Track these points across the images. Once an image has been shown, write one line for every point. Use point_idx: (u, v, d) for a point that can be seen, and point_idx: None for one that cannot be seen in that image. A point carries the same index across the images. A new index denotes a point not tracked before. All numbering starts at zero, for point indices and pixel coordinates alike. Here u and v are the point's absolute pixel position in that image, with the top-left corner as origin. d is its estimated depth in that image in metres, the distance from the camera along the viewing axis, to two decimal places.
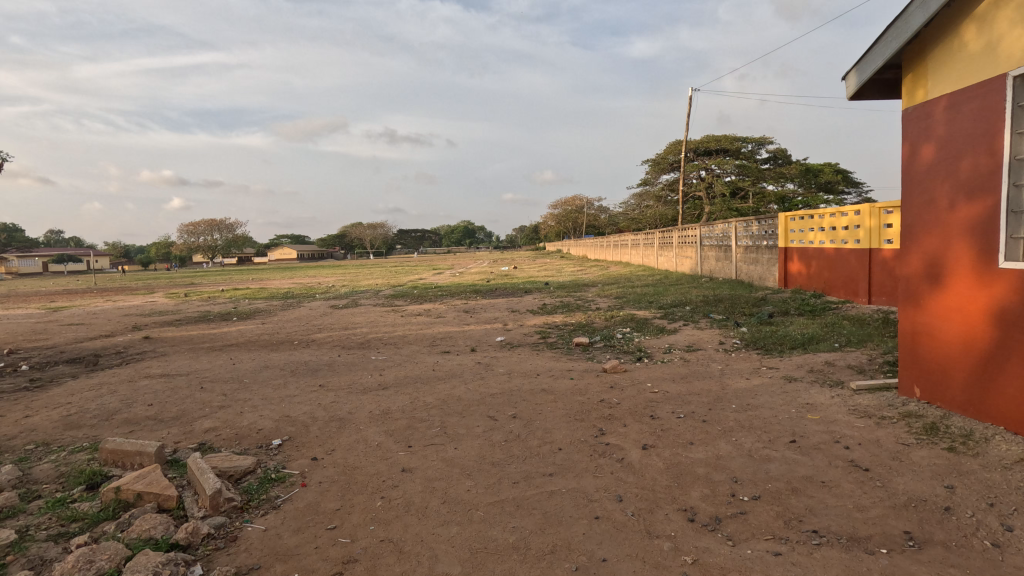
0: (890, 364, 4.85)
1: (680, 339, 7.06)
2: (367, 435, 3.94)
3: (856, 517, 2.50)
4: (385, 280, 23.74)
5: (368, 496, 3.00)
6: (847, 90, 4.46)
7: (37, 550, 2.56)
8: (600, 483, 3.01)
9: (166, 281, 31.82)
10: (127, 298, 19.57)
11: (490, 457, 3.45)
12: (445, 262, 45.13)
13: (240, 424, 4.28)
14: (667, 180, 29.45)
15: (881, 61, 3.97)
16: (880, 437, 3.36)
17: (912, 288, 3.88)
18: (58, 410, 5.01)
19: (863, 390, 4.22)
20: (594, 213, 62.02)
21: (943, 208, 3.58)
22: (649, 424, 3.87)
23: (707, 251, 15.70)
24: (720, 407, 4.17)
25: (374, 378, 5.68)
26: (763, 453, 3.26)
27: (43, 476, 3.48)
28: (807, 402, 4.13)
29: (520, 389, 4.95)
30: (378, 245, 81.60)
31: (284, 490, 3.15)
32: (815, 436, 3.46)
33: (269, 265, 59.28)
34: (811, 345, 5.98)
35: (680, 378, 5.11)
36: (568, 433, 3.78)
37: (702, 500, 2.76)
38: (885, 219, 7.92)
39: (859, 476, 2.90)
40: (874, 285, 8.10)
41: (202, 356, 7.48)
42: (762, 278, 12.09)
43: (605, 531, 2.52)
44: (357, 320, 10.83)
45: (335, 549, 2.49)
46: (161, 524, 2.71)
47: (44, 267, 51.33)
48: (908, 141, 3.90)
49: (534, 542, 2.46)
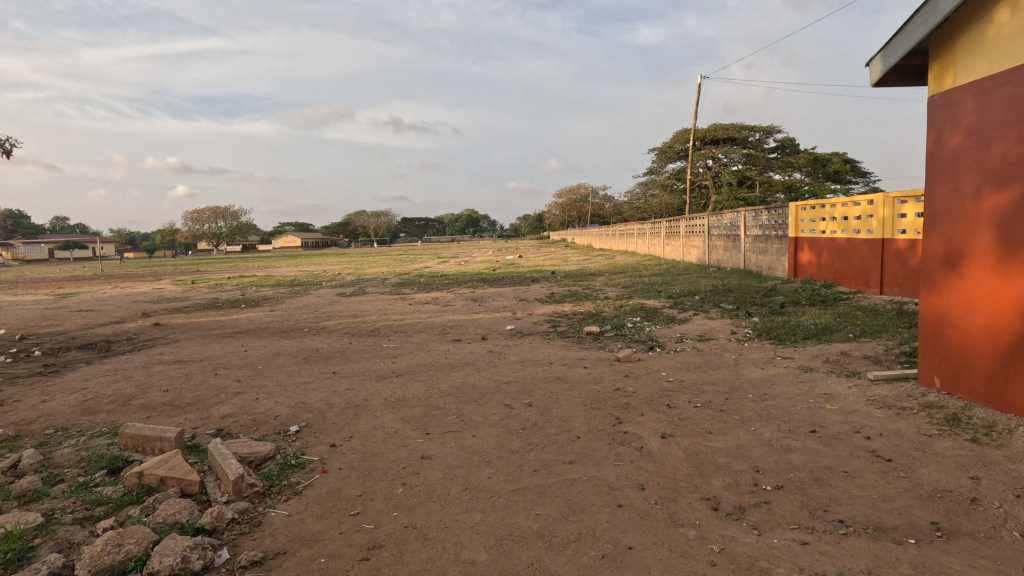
0: (906, 354, 4.82)
1: (691, 328, 7.06)
2: (384, 421, 3.94)
3: (881, 507, 2.50)
4: (391, 268, 23.87)
5: (389, 482, 3.01)
6: (870, 76, 4.40)
7: (64, 533, 2.59)
8: (621, 471, 3.01)
9: (172, 267, 32.08)
10: (135, 285, 19.62)
11: (508, 444, 3.45)
12: (449, 250, 45.12)
13: (256, 410, 4.29)
14: (673, 169, 29.29)
15: (907, 47, 3.89)
16: (901, 427, 3.35)
17: (933, 276, 3.85)
18: (75, 395, 5.05)
19: (881, 379, 4.21)
20: (598, 203, 61.77)
21: (968, 197, 3.53)
22: (667, 413, 3.86)
23: (715, 241, 15.62)
24: (737, 397, 4.16)
25: (388, 365, 5.70)
26: (784, 443, 3.25)
27: (64, 460, 3.51)
28: (825, 392, 4.12)
29: (535, 378, 4.95)
30: (382, 233, 81.77)
31: (305, 476, 3.16)
32: (835, 426, 3.45)
33: (272, 253, 59.56)
34: (824, 335, 5.95)
35: (695, 368, 5.10)
36: (585, 421, 3.78)
37: (725, 490, 2.75)
38: (899, 208, 7.80)
39: (882, 466, 2.89)
40: (886, 276, 8.02)
41: (213, 343, 7.49)
42: (770, 268, 12.02)
43: (629, 519, 2.53)
44: (366, 308, 10.83)
45: (360, 535, 2.50)
46: (186, 508, 2.72)
47: (51, 253, 51.73)
48: (934, 128, 3.85)
49: (559, 529, 2.47)
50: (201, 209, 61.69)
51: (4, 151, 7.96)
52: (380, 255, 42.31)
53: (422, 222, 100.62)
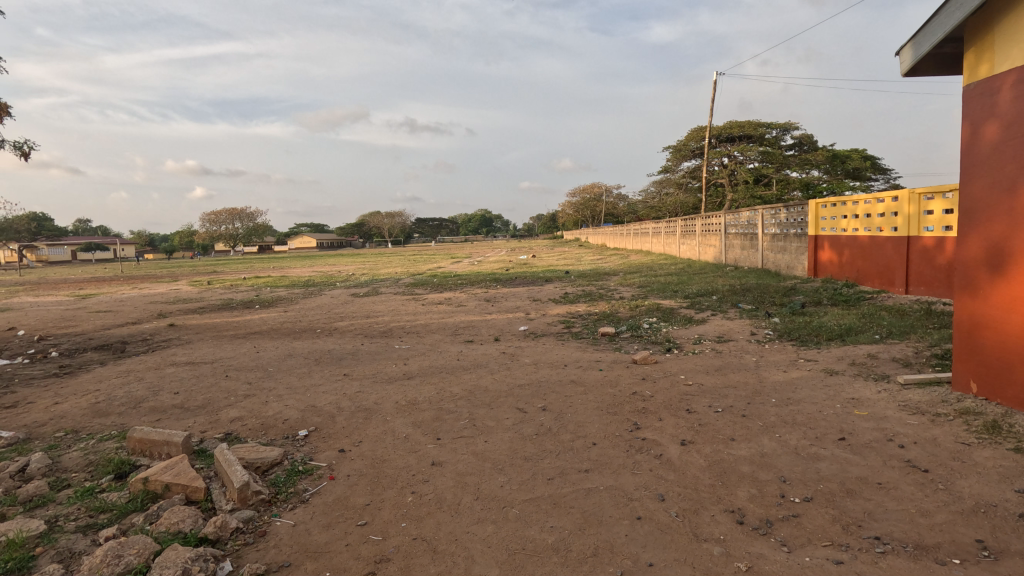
0: (938, 357, 4.61)
1: (710, 329, 6.88)
2: (394, 426, 3.85)
3: (919, 523, 2.33)
4: (403, 268, 23.81)
5: (398, 490, 2.91)
6: (901, 65, 4.22)
7: (66, 541, 2.53)
8: (640, 480, 2.88)
9: (189, 268, 32.41)
10: (153, 286, 19.93)
11: (522, 451, 3.34)
12: (462, 249, 45.13)
13: (265, 413, 4.22)
14: (689, 167, 28.92)
15: (940, 34, 3.70)
16: (936, 435, 3.17)
17: (969, 277, 3.66)
18: (87, 397, 5.03)
19: (912, 383, 4.03)
20: (612, 202, 61.33)
21: (1007, 192, 3.34)
22: (686, 418, 3.71)
23: (732, 239, 15.33)
24: (759, 401, 4.00)
25: (399, 367, 5.61)
26: (811, 451, 3.09)
27: (72, 464, 3.47)
28: (852, 397, 3.94)
29: (549, 380, 4.83)
30: (396, 234, 82.09)
31: (312, 483, 3.07)
32: (866, 433, 3.28)
33: (286, 254, 60.14)
34: (849, 336, 5.75)
35: (715, 370, 4.93)
36: (601, 426, 3.65)
37: (750, 502, 2.60)
38: (925, 205, 7.52)
39: (918, 477, 2.72)
40: (912, 274, 7.76)
41: (226, 344, 7.46)
42: (789, 266, 11.75)
43: (648, 532, 2.39)
44: (378, 309, 10.79)
45: (367, 548, 2.40)
46: (189, 517, 2.65)
47: (73, 255, 53.05)
48: (970, 120, 3.66)
49: (574, 543, 2.34)
50: (218, 211, 62.52)
51: (22, 153, 8.04)
52: (394, 255, 42.51)
53: (436, 222, 100.85)
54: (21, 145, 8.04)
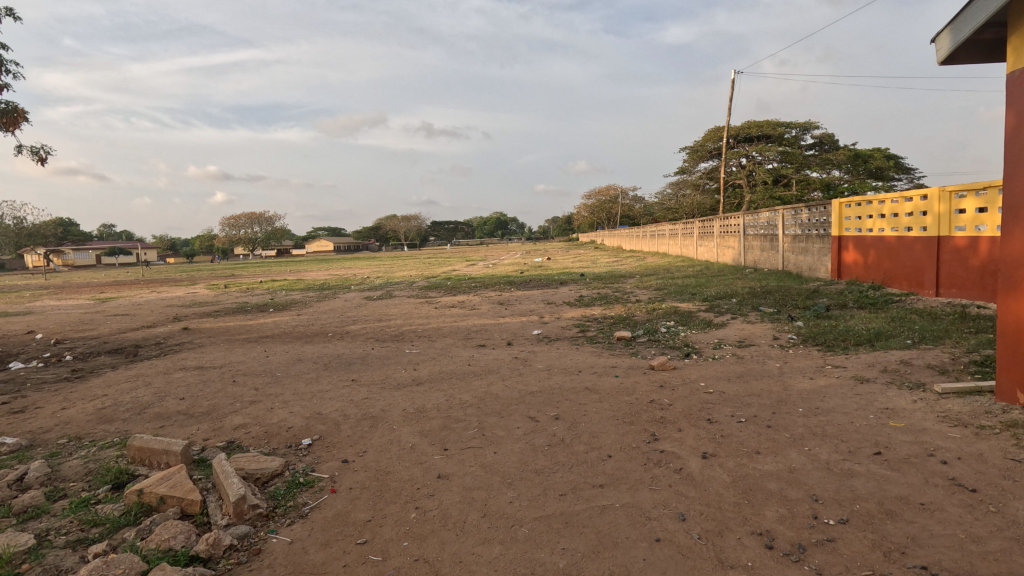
0: (976, 364, 4.32)
1: (730, 333, 6.62)
2: (400, 435, 3.69)
3: (971, 551, 2.11)
4: (419, 271, 23.61)
5: (401, 506, 2.75)
6: (938, 53, 3.98)
7: (54, 558, 2.41)
8: (658, 497, 2.69)
9: (207, 272, 32.74)
10: (171, 289, 20.08)
11: (532, 463, 3.16)
12: (476, 252, 44.87)
13: (269, 421, 4.11)
14: (706, 169, 28.52)
15: (980, 18, 3.46)
16: (982, 450, 2.92)
17: (1015, 278, 3.40)
18: (93, 402, 4.97)
19: (951, 393, 3.77)
20: (628, 204, 60.84)
21: None
22: (707, 429, 3.50)
23: (751, 241, 14.98)
24: (785, 411, 3.77)
25: (408, 373, 5.46)
26: (845, 467, 2.87)
27: (70, 473, 3.37)
28: (886, 407, 3.69)
29: (562, 387, 4.63)
30: (412, 237, 82.46)
31: (312, 497, 2.93)
32: (904, 448, 3.04)
33: (302, 257, 60.78)
34: (878, 341, 5.46)
35: (737, 377, 4.69)
36: (617, 437, 3.45)
37: (779, 523, 2.40)
38: (957, 203, 7.19)
39: (965, 498, 2.48)
40: (943, 276, 7.43)
41: (236, 349, 7.38)
42: (811, 268, 11.41)
43: (669, 557, 2.20)
44: (391, 312, 10.70)
45: (365, 570, 2.25)
46: (182, 533, 2.52)
47: (96, 258, 54.15)
48: (1016, 108, 3.40)
49: (588, 568, 2.16)
50: (237, 215, 63.32)
51: (38, 158, 8.07)
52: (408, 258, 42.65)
53: (451, 224, 100.99)
54: (37, 151, 8.07)
